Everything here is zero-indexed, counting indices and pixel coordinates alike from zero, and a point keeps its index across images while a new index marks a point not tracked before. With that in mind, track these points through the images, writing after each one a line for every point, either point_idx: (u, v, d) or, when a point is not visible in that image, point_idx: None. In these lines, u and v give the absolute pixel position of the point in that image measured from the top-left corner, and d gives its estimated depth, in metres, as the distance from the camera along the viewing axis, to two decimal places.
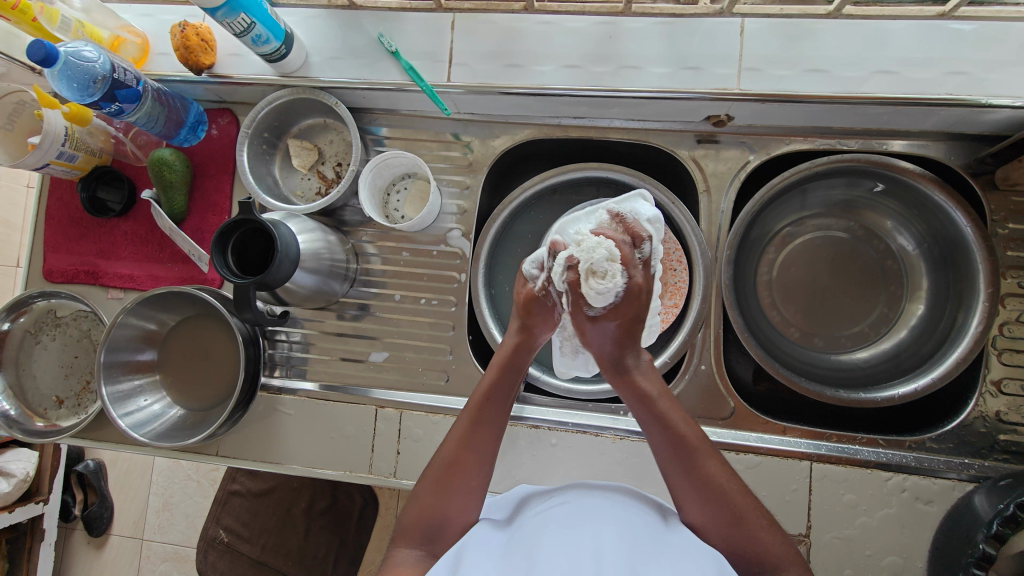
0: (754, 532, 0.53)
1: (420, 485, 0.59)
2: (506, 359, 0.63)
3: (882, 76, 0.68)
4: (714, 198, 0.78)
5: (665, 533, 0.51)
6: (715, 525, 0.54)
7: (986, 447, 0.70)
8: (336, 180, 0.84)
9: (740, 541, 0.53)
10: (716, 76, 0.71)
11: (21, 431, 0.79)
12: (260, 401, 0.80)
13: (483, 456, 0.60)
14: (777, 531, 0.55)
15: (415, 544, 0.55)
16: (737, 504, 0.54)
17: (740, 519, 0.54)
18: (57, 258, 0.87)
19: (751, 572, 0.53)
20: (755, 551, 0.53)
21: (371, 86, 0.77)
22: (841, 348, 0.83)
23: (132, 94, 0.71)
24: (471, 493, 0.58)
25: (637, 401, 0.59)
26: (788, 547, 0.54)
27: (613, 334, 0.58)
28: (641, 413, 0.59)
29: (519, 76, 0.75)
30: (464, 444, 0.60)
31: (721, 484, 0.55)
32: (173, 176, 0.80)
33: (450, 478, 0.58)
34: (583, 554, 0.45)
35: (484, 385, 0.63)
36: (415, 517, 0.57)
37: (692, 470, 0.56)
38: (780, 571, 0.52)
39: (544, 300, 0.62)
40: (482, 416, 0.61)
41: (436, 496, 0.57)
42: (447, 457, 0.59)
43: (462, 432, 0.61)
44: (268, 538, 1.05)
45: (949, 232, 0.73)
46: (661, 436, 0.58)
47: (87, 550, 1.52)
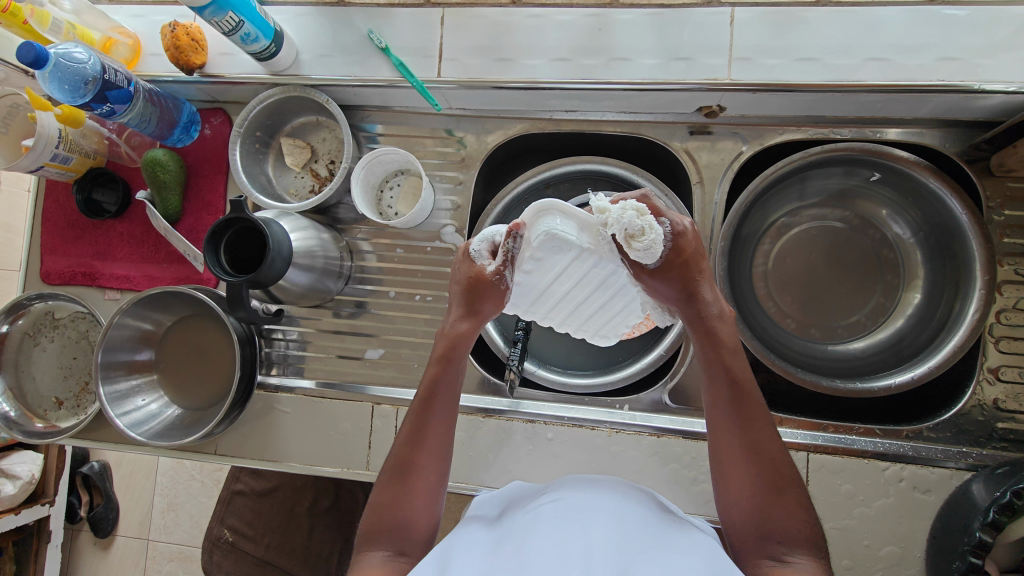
0: (788, 508, 0.53)
1: (378, 486, 0.58)
2: (446, 350, 0.61)
3: (874, 63, 0.67)
4: (707, 190, 0.77)
5: (654, 531, 0.50)
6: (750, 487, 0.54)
7: (984, 436, 0.69)
8: (329, 178, 0.84)
9: (769, 511, 0.53)
10: (707, 66, 0.70)
11: (21, 433, 0.80)
12: (257, 399, 0.81)
13: (435, 453, 0.59)
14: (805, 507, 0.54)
15: (382, 545, 0.54)
16: (778, 472, 0.54)
17: (778, 492, 0.53)
18: (54, 260, 0.88)
19: (774, 544, 0.52)
20: (773, 515, 0.52)
21: (362, 82, 0.77)
22: (838, 338, 0.82)
23: (123, 94, 0.71)
24: (427, 491, 0.57)
25: (714, 358, 0.58)
26: (807, 525, 0.52)
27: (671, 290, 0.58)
28: (710, 359, 0.58)
29: (510, 70, 0.75)
30: (413, 444, 0.59)
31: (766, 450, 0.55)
32: (166, 176, 0.80)
33: (406, 478, 0.57)
34: (571, 552, 0.45)
35: (427, 379, 0.61)
36: (377, 516, 0.56)
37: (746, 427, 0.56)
38: (794, 550, 0.51)
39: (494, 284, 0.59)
40: (426, 413, 0.60)
41: (394, 497, 0.56)
42: (399, 457, 0.58)
43: (410, 429, 0.59)
44: (272, 537, 1.06)
45: (944, 220, 0.73)
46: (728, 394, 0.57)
47: (93, 551, 1.53)
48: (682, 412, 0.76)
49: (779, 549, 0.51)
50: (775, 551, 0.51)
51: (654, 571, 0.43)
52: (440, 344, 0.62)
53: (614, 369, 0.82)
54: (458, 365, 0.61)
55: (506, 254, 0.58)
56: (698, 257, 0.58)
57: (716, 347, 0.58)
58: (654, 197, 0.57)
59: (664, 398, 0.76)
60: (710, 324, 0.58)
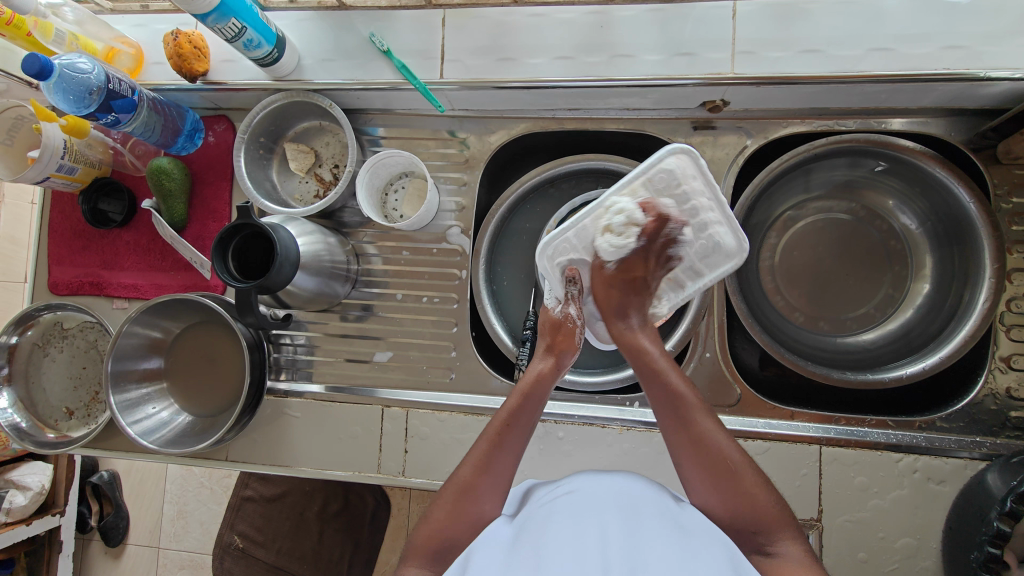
0: (750, 493, 0.52)
1: (434, 505, 0.58)
2: (528, 385, 0.61)
3: (878, 53, 0.67)
4: (712, 184, 0.77)
5: (668, 515, 0.50)
6: (712, 482, 0.53)
7: (997, 425, 0.69)
8: (334, 182, 0.84)
9: (731, 501, 0.52)
10: (710, 61, 0.70)
11: (32, 443, 0.80)
12: (267, 405, 0.81)
13: (498, 482, 0.58)
14: (771, 490, 0.53)
15: (424, 563, 0.55)
16: (727, 460, 0.53)
17: (734, 478, 0.53)
18: (62, 271, 0.88)
19: (752, 536, 0.51)
20: (744, 506, 0.52)
21: (364, 86, 0.77)
22: (848, 330, 0.82)
23: (128, 103, 0.72)
24: (482, 516, 0.56)
25: (641, 362, 0.59)
26: (775, 505, 0.52)
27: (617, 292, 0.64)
28: (638, 368, 0.59)
29: (513, 70, 0.75)
30: (480, 469, 0.58)
31: (716, 446, 0.54)
32: (171, 184, 0.80)
33: (461, 502, 0.56)
34: (587, 542, 0.45)
35: (507, 409, 0.60)
36: (427, 534, 0.56)
37: (684, 423, 0.55)
38: (774, 536, 0.51)
39: (565, 323, 0.66)
40: (498, 443, 0.58)
41: (447, 516, 0.56)
42: (460, 480, 0.57)
43: (480, 456, 0.58)
44: (283, 542, 1.07)
45: (952, 209, 0.73)
46: (665, 400, 0.56)
47: (104, 560, 1.54)
48: None
49: (760, 539, 0.51)
50: (754, 542, 0.51)
51: (668, 558, 0.43)
52: (524, 380, 0.62)
53: (622, 366, 0.82)
54: (540, 398, 0.61)
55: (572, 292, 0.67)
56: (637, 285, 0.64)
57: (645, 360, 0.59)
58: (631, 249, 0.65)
59: None
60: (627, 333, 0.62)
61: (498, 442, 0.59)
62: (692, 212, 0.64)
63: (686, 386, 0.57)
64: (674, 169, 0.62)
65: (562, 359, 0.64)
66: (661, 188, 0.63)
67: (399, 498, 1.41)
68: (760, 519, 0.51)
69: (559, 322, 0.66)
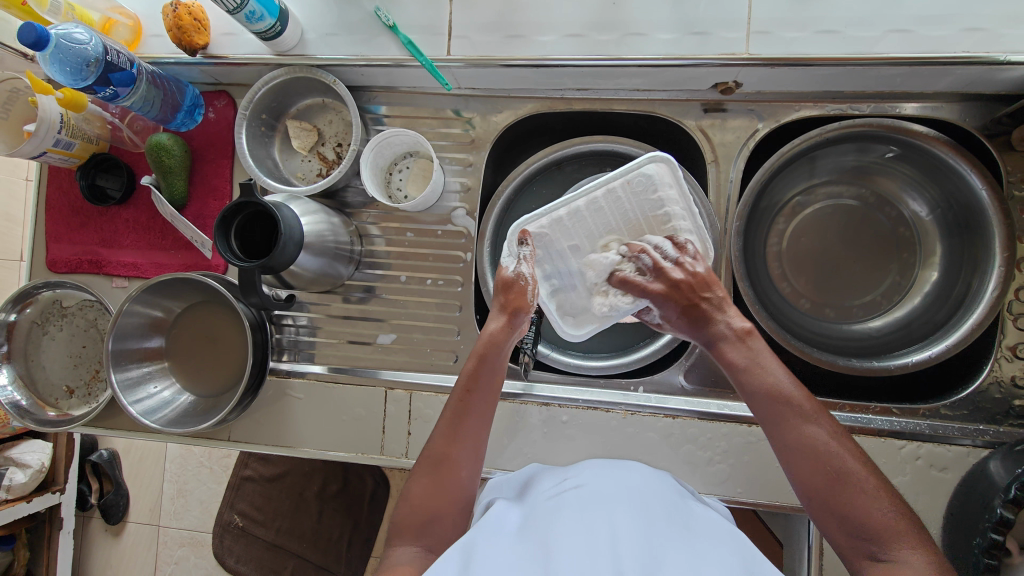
0: (858, 499, 0.50)
1: (412, 478, 0.58)
2: (483, 348, 0.60)
3: (897, 35, 0.66)
4: (722, 168, 0.76)
5: (677, 514, 0.50)
6: (817, 486, 0.52)
7: (1001, 413, 0.69)
8: (337, 161, 0.83)
9: (841, 504, 0.51)
10: (724, 40, 0.68)
11: (33, 421, 0.79)
12: (269, 385, 0.80)
13: (471, 449, 0.59)
14: (888, 495, 0.51)
15: (413, 540, 0.55)
16: (834, 464, 0.52)
17: (842, 483, 0.51)
18: (60, 248, 0.87)
19: (863, 544, 0.50)
20: (852, 509, 0.50)
21: (368, 62, 0.75)
22: (854, 318, 0.82)
23: (126, 77, 0.70)
24: (462, 485, 0.57)
25: (736, 370, 0.57)
26: (895, 511, 0.50)
27: (682, 321, 0.62)
28: (731, 374, 0.58)
29: (521, 47, 0.73)
30: (449, 437, 0.58)
31: (819, 450, 0.52)
32: (172, 161, 0.79)
33: (439, 472, 0.57)
34: (598, 539, 0.44)
35: (465, 376, 0.60)
36: (409, 512, 0.56)
37: (786, 430, 0.54)
38: (890, 544, 0.48)
39: (517, 284, 0.62)
40: (465, 409, 0.59)
41: (428, 492, 0.56)
42: (434, 453, 0.58)
43: (449, 425, 0.59)
44: (281, 522, 1.16)
45: (966, 197, 0.72)
46: (760, 401, 0.56)
47: (104, 538, 1.54)
48: (697, 393, 0.76)
49: (875, 547, 0.49)
50: (869, 551, 0.49)
51: (680, 558, 0.43)
52: (479, 343, 0.61)
53: (627, 351, 0.82)
54: (499, 364, 0.60)
55: (523, 257, 0.64)
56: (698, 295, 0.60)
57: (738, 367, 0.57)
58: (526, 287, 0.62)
59: (679, 380, 0.77)
60: (720, 345, 0.59)
61: (463, 411, 0.59)
62: (664, 217, 0.66)
63: (789, 386, 0.55)
64: (652, 175, 0.66)
65: (517, 321, 0.61)
66: (640, 193, 0.66)
67: (398, 481, 1.42)
68: (872, 525, 0.49)
69: (510, 282, 0.62)
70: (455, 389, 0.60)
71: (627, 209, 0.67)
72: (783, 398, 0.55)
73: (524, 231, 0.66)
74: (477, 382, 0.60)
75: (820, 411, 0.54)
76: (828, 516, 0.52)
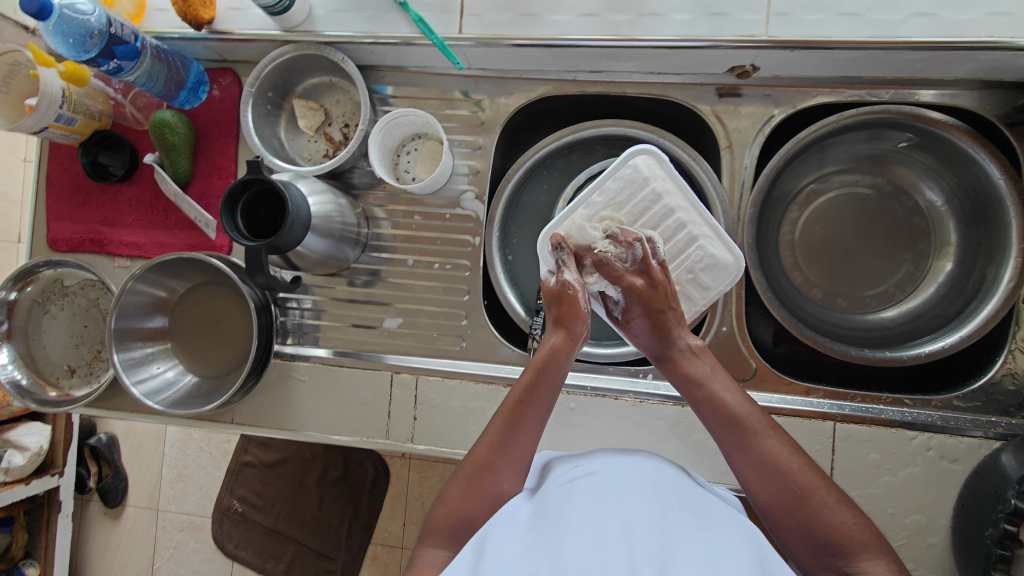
0: (821, 513, 0.50)
1: (451, 483, 0.57)
2: (540, 362, 0.58)
3: (920, 18, 0.64)
4: (736, 154, 0.75)
5: (692, 505, 0.49)
6: (777, 500, 0.52)
7: (1014, 406, 0.68)
8: (344, 142, 0.82)
9: (802, 516, 0.50)
10: (742, 22, 0.67)
11: (34, 401, 0.78)
12: (274, 368, 0.80)
13: (516, 464, 0.56)
14: (851, 508, 0.50)
15: (443, 544, 0.54)
16: (797, 477, 0.51)
17: (805, 496, 0.51)
18: (61, 226, 0.85)
19: (829, 558, 0.49)
20: (815, 522, 0.50)
21: (377, 39, 0.74)
22: (866, 308, 0.81)
23: (131, 50, 0.68)
24: (502, 497, 0.54)
25: (693, 386, 0.59)
26: (859, 522, 0.49)
27: (645, 329, 0.63)
28: (688, 395, 0.60)
29: (535, 26, 0.71)
30: (495, 451, 0.56)
31: (781, 464, 0.52)
32: (175, 139, 0.77)
33: (479, 482, 0.55)
34: (610, 527, 0.44)
35: (520, 389, 0.58)
36: (443, 514, 0.55)
37: (745, 446, 0.54)
38: (855, 557, 0.47)
39: (564, 293, 0.60)
40: (515, 421, 0.57)
41: (463, 497, 0.54)
42: (476, 461, 0.56)
43: (495, 436, 0.57)
44: (281, 508, 1.24)
45: (983, 187, 0.71)
46: (710, 412, 0.57)
47: (102, 521, 1.54)
48: None
49: (840, 561, 0.48)
50: (832, 565, 0.48)
51: (696, 548, 0.42)
52: (538, 356, 0.59)
53: None
54: (556, 378, 0.58)
55: (563, 262, 0.62)
56: (663, 310, 0.62)
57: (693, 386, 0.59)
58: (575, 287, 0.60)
59: None
60: (673, 360, 0.61)
61: (512, 430, 0.57)
62: (678, 225, 0.67)
63: (742, 406, 0.56)
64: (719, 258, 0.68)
65: (574, 331, 0.59)
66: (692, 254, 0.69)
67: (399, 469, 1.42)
68: (835, 537, 0.49)
69: (557, 293, 0.61)
70: (505, 401, 0.58)
71: (648, 221, 0.67)
72: (735, 414, 0.56)
73: (557, 236, 0.63)
74: (535, 395, 0.57)
75: (776, 428, 0.55)
76: (791, 530, 0.51)
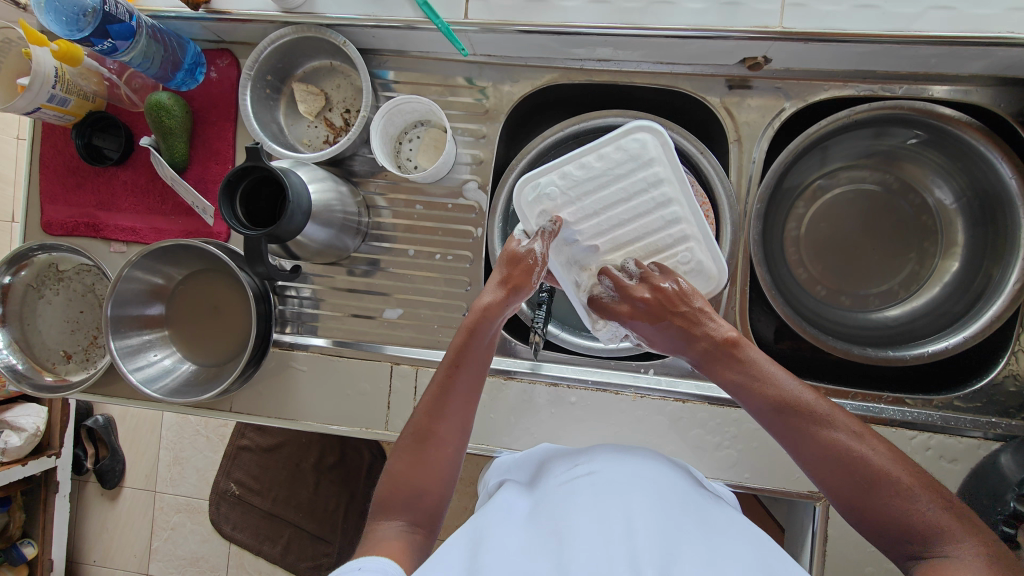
0: (896, 503, 0.46)
1: (395, 452, 0.56)
2: (472, 322, 0.55)
3: (937, 12, 0.62)
4: (745, 148, 0.74)
5: (692, 508, 0.49)
6: (843, 488, 0.48)
7: (1013, 407, 0.68)
8: (344, 128, 0.80)
9: (875, 507, 0.47)
10: (756, 12, 0.65)
11: (30, 386, 0.78)
12: (272, 357, 0.79)
13: (454, 421, 0.56)
14: (936, 495, 0.46)
15: (399, 515, 0.53)
16: (865, 465, 0.47)
17: (874, 483, 0.47)
18: (55, 210, 0.84)
19: (904, 545, 0.46)
20: (888, 513, 0.46)
21: (379, 23, 0.72)
22: (870, 306, 0.80)
23: (125, 29, 0.67)
24: (446, 461, 0.55)
25: (737, 381, 0.52)
26: (946, 508, 0.45)
27: (657, 335, 0.56)
28: (729, 386, 0.53)
29: (543, 12, 0.69)
30: (433, 414, 0.55)
31: (842, 452, 0.48)
32: (172, 122, 0.76)
33: (422, 449, 0.55)
34: (613, 529, 0.43)
35: (452, 349, 0.56)
36: (391, 483, 0.54)
37: (801, 438, 0.49)
38: (935, 543, 0.44)
39: (525, 258, 0.57)
40: (448, 386, 0.56)
41: (410, 463, 0.54)
42: (417, 427, 0.56)
43: (432, 399, 0.56)
44: (277, 492, 1.25)
45: (993, 187, 0.70)
46: (757, 406, 0.51)
47: (99, 501, 1.54)
48: None
49: (916, 547, 0.45)
50: (911, 551, 0.46)
51: (698, 551, 0.42)
52: (471, 316, 0.56)
53: None
54: (490, 338, 0.56)
55: (541, 232, 0.59)
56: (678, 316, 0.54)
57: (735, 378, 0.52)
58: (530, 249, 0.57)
59: None
60: (709, 364, 0.54)
61: (447, 387, 0.56)
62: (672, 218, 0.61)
63: (794, 391, 0.50)
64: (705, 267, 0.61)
65: (513, 296, 0.56)
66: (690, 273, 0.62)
67: None
68: (912, 526, 0.45)
69: (517, 255, 0.57)
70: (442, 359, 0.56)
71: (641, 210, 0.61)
72: (787, 405, 0.50)
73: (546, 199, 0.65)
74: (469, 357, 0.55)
75: (835, 407, 0.50)
76: (859, 516, 0.48)
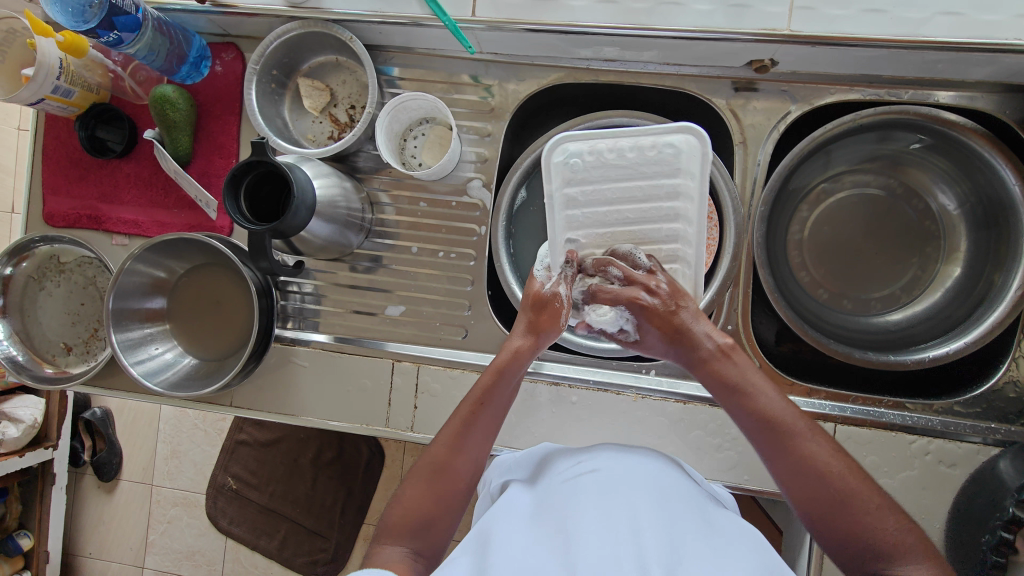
0: (858, 519, 0.50)
1: (406, 483, 0.57)
2: (503, 363, 0.59)
3: (945, 17, 0.62)
4: (749, 151, 0.74)
5: (695, 505, 0.49)
6: (815, 503, 0.52)
7: (1013, 413, 0.69)
8: (349, 124, 0.80)
9: (840, 524, 0.50)
10: (764, 14, 0.65)
11: (30, 378, 0.77)
12: (274, 352, 0.79)
13: (473, 456, 0.57)
14: (895, 514, 0.50)
15: (402, 541, 0.53)
16: (835, 483, 0.51)
17: (842, 500, 0.50)
18: (57, 201, 0.83)
19: (863, 562, 0.49)
20: (852, 528, 0.50)
21: (386, 19, 0.71)
22: (871, 310, 0.80)
23: (131, 21, 0.66)
24: (458, 493, 0.56)
25: (726, 388, 0.57)
26: (904, 528, 0.49)
27: (661, 342, 0.60)
28: (724, 399, 0.57)
29: (550, 12, 0.69)
30: (454, 448, 0.57)
31: (818, 468, 0.52)
32: (176, 115, 0.75)
33: (437, 481, 0.55)
34: (618, 527, 0.43)
35: (479, 388, 0.59)
36: (401, 513, 0.55)
37: (783, 451, 0.53)
38: (895, 561, 0.48)
39: (551, 302, 0.61)
40: (471, 423, 0.58)
41: (423, 496, 0.55)
42: (434, 459, 0.57)
43: (453, 434, 0.57)
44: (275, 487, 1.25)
45: (998, 194, 0.70)
46: (744, 414, 0.56)
47: (96, 494, 1.54)
48: None
49: (876, 564, 0.49)
50: (872, 568, 0.49)
51: (703, 549, 0.42)
52: (501, 357, 0.60)
53: None
54: (517, 382, 0.59)
55: (563, 274, 0.63)
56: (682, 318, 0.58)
57: (729, 390, 0.56)
58: (559, 291, 0.61)
59: None
60: (703, 366, 0.58)
61: (470, 424, 0.58)
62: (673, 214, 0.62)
63: (779, 407, 0.55)
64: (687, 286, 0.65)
65: (542, 340, 0.61)
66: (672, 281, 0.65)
67: None
68: (873, 541, 0.49)
69: (540, 297, 0.62)
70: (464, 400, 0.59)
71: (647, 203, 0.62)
72: (772, 418, 0.54)
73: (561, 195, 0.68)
74: (491, 397, 0.58)
75: (816, 428, 0.54)
76: (824, 530, 0.52)
